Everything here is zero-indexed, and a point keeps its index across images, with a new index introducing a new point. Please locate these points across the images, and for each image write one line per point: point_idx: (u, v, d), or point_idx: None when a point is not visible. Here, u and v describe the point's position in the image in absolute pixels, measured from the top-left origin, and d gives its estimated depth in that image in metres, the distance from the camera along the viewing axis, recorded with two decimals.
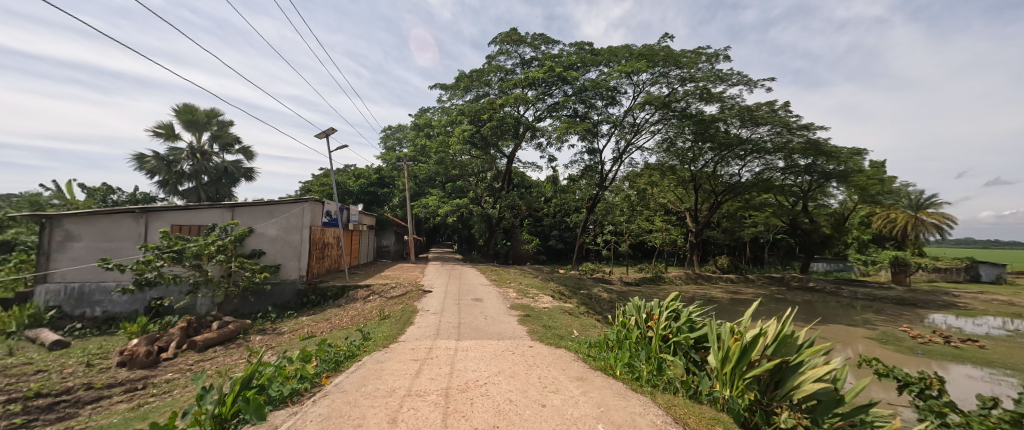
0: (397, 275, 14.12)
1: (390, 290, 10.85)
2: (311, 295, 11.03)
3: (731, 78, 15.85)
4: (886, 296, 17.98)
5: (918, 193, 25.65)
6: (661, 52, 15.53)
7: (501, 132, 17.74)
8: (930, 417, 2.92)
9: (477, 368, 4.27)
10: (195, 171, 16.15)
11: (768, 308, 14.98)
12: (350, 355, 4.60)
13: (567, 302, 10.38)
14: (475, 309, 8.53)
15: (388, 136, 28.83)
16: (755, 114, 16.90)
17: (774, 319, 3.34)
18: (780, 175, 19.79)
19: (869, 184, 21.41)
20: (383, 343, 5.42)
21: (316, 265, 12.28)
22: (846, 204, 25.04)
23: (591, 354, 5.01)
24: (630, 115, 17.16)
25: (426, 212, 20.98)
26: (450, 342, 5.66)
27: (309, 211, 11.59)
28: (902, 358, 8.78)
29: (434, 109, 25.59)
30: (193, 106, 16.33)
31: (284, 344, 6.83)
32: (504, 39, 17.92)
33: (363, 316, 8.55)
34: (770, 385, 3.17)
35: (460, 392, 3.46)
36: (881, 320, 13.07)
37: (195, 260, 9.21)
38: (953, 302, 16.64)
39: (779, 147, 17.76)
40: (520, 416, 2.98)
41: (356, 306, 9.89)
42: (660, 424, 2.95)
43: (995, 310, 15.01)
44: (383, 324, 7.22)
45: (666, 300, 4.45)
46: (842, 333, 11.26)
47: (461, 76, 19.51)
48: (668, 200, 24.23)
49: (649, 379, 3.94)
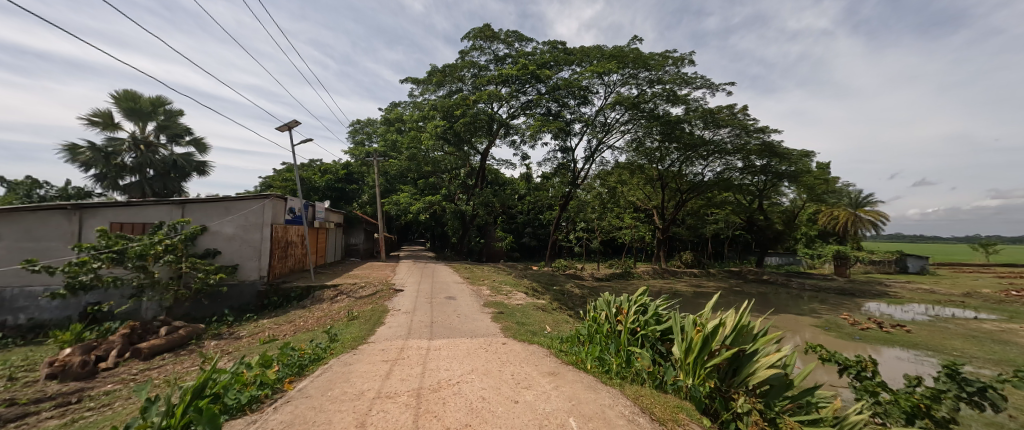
0: (367, 274, 13.72)
1: (359, 290, 10.53)
2: (274, 296, 10.45)
3: (695, 81, 16.59)
4: (830, 287, 19.60)
5: (857, 193, 28.12)
6: (631, 54, 15.94)
7: (474, 129, 17.60)
8: (865, 396, 3.21)
9: (450, 367, 4.21)
10: (139, 164, 14.84)
11: (728, 300, 15.90)
12: (315, 358, 4.41)
13: (540, 298, 10.53)
14: (448, 307, 8.44)
15: (357, 131, 27.83)
16: (717, 117, 17.79)
17: (733, 310, 3.53)
18: (739, 175, 20.95)
19: (816, 184, 23.24)
20: (352, 345, 5.25)
21: (279, 265, 11.65)
22: (796, 203, 27.01)
23: (562, 349, 5.11)
24: (602, 115, 17.52)
25: (398, 209, 20.48)
26: (422, 342, 5.56)
27: (270, 209, 10.98)
28: (843, 343, 9.61)
29: (405, 104, 24.99)
30: (136, 93, 14.98)
31: (243, 349, 6.45)
32: (478, 35, 17.75)
33: (330, 318, 8.23)
34: (729, 373, 3.35)
35: (432, 392, 3.41)
36: (825, 309, 14.23)
37: (139, 261, 8.38)
38: (885, 292, 18.43)
39: (738, 148, 18.82)
40: (493, 413, 2.98)
41: (322, 307, 9.51)
42: (628, 415, 3.05)
43: (919, 298, 16.78)
44: (351, 325, 6.99)
45: (635, 295, 4.60)
46: (792, 322, 12.14)
47: (434, 71, 19.16)
48: (637, 199, 25.08)
49: (618, 371, 4.06)
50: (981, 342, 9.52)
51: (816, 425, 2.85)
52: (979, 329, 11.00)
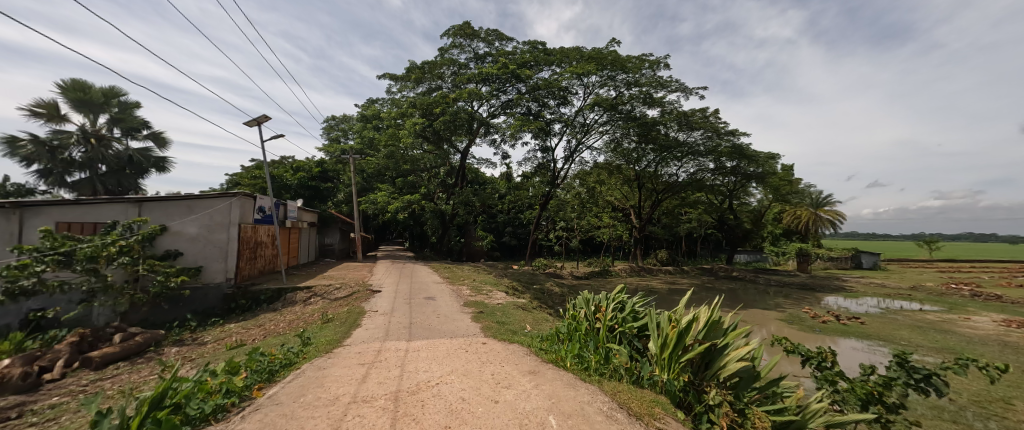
0: (342, 275, 13.34)
1: (333, 292, 10.21)
2: (241, 299, 9.94)
3: (670, 84, 17.12)
4: (793, 282, 20.73)
5: (818, 193, 29.90)
6: (610, 56, 16.24)
7: (454, 127, 17.44)
8: (825, 385, 3.37)
9: (429, 369, 4.14)
10: (89, 159, 13.78)
11: (700, 297, 16.51)
12: (286, 364, 4.23)
13: (521, 297, 10.58)
14: (427, 308, 8.31)
15: (332, 127, 26.94)
16: (691, 119, 18.43)
17: (705, 305, 3.65)
18: (711, 175, 21.74)
19: (780, 185, 24.53)
20: (326, 349, 5.08)
21: (247, 267, 11.12)
22: (763, 202, 28.37)
23: (542, 347, 5.13)
24: (581, 116, 17.76)
25: (375, 208, 20.01)
26: (400, 343, 5.44)
27: (237, 207, 10.45)
28: (805, 335, 10.18)
29: (382, 101, 24.47)
30: (85, 82, 13.91)
31: (207, 355, 6.12)
32: (457, 33, 17.57)
33: (302, 321, 7.93)
34: (701, 367, 3.46)
35: (410, 394, 3.34)
36: (788, 303, 15.03)
37: (90, 264, 7.76)
38: (842, 286, 19.68)
39: (710, 150, 19.56)
40: (473, 414, 2.95)
41: (294, 310, 9.15)
42: (606, 411, 3.10)
43: (871, 292, 18.03)
44: (326, 328, 6.76)
45: (613, 293, 4.68)
46: (759, 316, 12.74)
47: (412, 67, 18.84)
48: (615, 198, 25.57)
49: (596, 368, 4.12)
50: (926, 331, 10.32)
51: (781, 415, 2.99)
52: (923, 319, 11.94)
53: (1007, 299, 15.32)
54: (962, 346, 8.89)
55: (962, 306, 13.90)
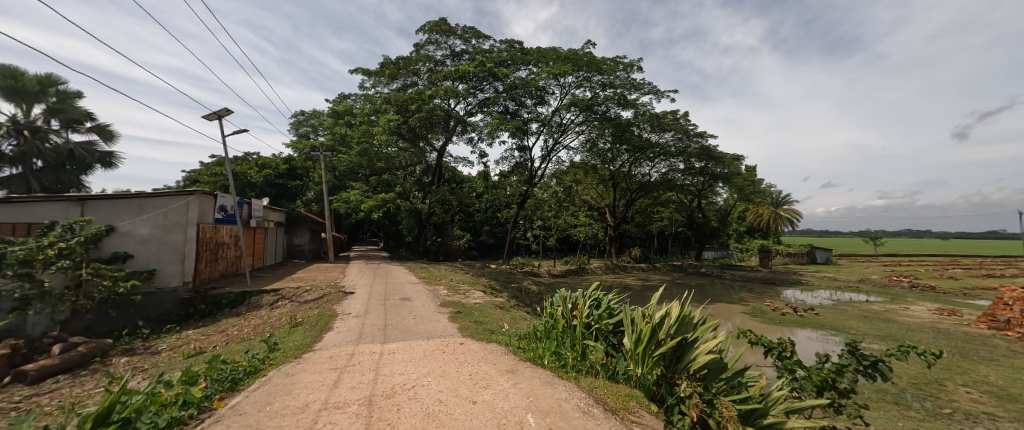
0: (313, 277, 12.83)
1: (302, 295, 9.80)
2: (200, 304, 9.31)
3: (643, 87, 17.61)
4: (756, 277, 21.90)
5: (778, 193, 31.79)
6: (585, 58, 16.52)
7: (430, 125, 17.19)
8: (785, 374, 3.55)
9: (405, 371, 4.05)
10: (22, 153, 12.52)
11: (671, 293, 17.12)
12: (251, 371, 4.01)
13: (498, 296, 10.58)
14: (402, 309, 8.14)
15: (300, 123, 25.83)
16: (663, 121, 19.09)
17: (676, 301, 3.75)
18: (681, 175, 22.55)
19: (744, 186, 25.86)
20: (294, 354, 4.86)
21: (207, 270, 10.46)
22: (729, 202, 29.77)
23: (520, 345, 5.14)
24: (557, 115, 17.96)
25: (348, 207, 19.37)
26: (375, 346, 5.29)
27: (195, 206, 9.81)
28: (767, 327, 10.78)
29: (355, 96, 23.76)
30: (16, 69, 12.61)
31: (162, 365, 5.70)
32: (433, 29, 17.28)
33: (268, 326, 7.55)
34: (673, 360, 3.56)
35: (385, 398, 3.25)
36: (752, 297, 15.86)
37: (25, 268, 6.96)
38: (799, 280, 21.00)
39: (680, 151, 20.31)
40: (451, 416, 2.91)
41: (260, 314, 8.71)
42: (584, 407, 3.14)
43: (824, 284, 19.36)
44: (294, 333, 6.46)
45: (589, 290, 4.74)
46: (726, 310, 13.36)
47: (386, 63, 18.40)
48: (591, 197, 26.02)
49: (574, 365, 4.17)
50: (871, 321, 11.19)
51: (746, 403, 3.12)
52: (869, 309, 12.95)
53: (940, 289, 16.89)
54: (902, 334, 9.70)
55: (902, 297, 15.19)
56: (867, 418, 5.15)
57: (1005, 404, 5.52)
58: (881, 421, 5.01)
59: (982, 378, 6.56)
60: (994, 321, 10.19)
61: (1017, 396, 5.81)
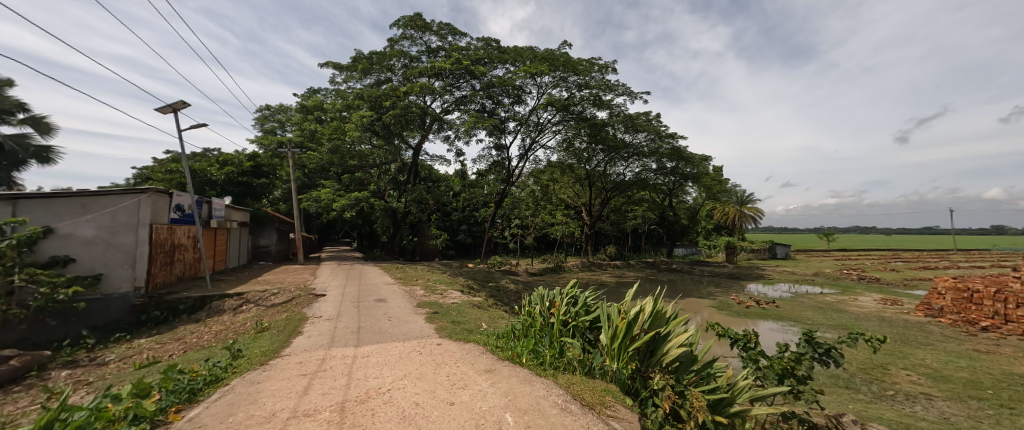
0: (280, 279, 12.25)
1: (269, 298, 9.35)
2: (154, 310, 8.69)
3: (618, 88, 18.00)
4: (723, 272, 22.98)
5: (742, 193, 33.52)
6: (561, 58, 16.67)
7: (405, 122, 16.82)
8: (749, 364, 3.70)
9: (379, 374, 3.94)
10: None
11: (644, 289, 17.68)
12: (211, 381, 3.76)
13: (476, 296, 10.53)
14: (378, 310, 7.95)
15: (266, 118, 24.59)
16: (636, 122, 19.70)
17: (650, 297, 3.84)
18: (654, 175, 23.20)
19: (711, 185, 27.16)
20: (260, 361, 4.61)
21: (162, 274, 9.76)
22: (697, 201, 31.06)
23: (498, 344, 5.13)
24: (535, 115, 18.07)
25: (319, 206, 18.64)
26: (348, 350, 5.12)
27: (148, 206, 9.13)
28: (733, 319, 11.35)
29: (326, 91, 22.96)
30: None
31: (110, 377, 5.27)
32: (408, 24, 16.91)
33: (232, 332, 7.15)
34: (646, 354, 3.66)
35: (358, 404, 3.14)
36: (719, 292, 16.63)
37: None
38: (761, 274, 22.20)
39: (653, 151, 20.96)
40: (427, 419, 2.84)
41: (222, 319, 8.23)
42: (561, 403, 3.15)
43: (783, 278, 20.57)
44: (260, 338, 6.15)
45: (566, 288, 4.78)
46: (695, 304, 13.93)
47: (359, 57, 17.85)
48: (568, 196, 26.37)
49: (551, 362, 4.20)
50: (825, 311, 12.00)
51: (714, 394, 3.24)
52: (823, 301, 13.89)
53: (884, 280, 18.36)
54: (852, 322, 10.45)
55: (852, 289, 16.40)
56: (822, 403, 5.50)
57: (939, 385, 6.06)
58: (834, 405, 5.37)
59: (920, 361, 7.16)
60: (929, 308, 11.16)
61: (949, 376, 6.39)
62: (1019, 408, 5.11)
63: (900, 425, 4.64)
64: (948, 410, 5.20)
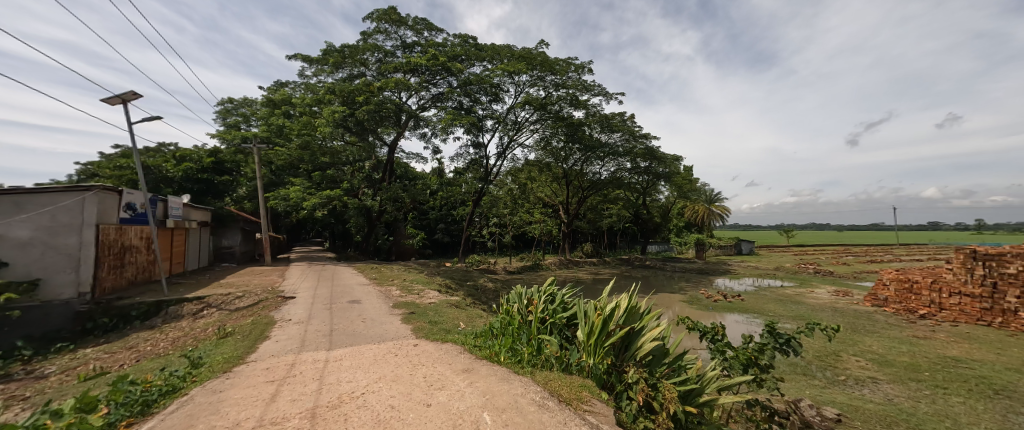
0: (246, 281, 11.65)
1: (233, 302, 8.88)
2: (101, 317, 7.84)
3: (594, 88, 18.31)
4: (693, 268, 23.95)
5: (711, 192, 35.09)
6: (539, 57, 16.73)
7: (380, 118, 16.43)
8: (717, 355, 3.86)
9: (353, 378, 3.81)
10: None
11: (619, 285, 18.16)
12: (168, 392, 3.52)
13: (454, 295, 10.44)
14: (351, 312, 7.72)
15: (228, 111, 23.28)
16: (612, 123, 20.23)
17: (625, 293, 3.92)
18: (629, 175, 23.76)
19: (682, 184, 28.40)
20: (223, 368, 4.36)
21: (111, 278, 9.05)
22: (669, 199, 32.18)
23: (476, 344, 5.10)
24: (512, 113, 18.09)
25: (287, 204, 17.85)
26: (319, 354, 4.93)
27: (94, 205, 8.45)
28: (702, 313, 11.86)
29: (296, 85, 22.04)
30: None
31: (50, 391, 4.82)
32: (382, 17, 16.45)
33: (191, 338, 6.72)
34: (622, 349, 3.74)
35: (330, 409, 3.04)
36: (689, 287, 17.32)
37: None
38: (728, 269, 23.30)
39: (628, 151, 21.50)
40: (402, 422, 2.78)
41: (180, 325, 7.72)
42: (539, 401, 3.17)
43: (748, 273, 21.68)
44: (223, 344, 5.82)
45: (544, 285, 4.80)
46: (667, 299, 14.44)
47: (330, 50, 17.22)
48: (545, 195, 26.63)
49: (529, 360, 4.23)
50: (786, 303, 12.77)
51: (684, 385, 3.36)
52: (783, 293, 14.76)
53: (837, 273, 19.75)
54: (809, 313, 11.16)
55: (809, 281, 17.54)
56: (782, 389, 5.83)
57: (883, 368, 6.59)
58: (793, 390, 5.71)
59: (868, 348, 7.74)
60: (876, 298, 12.11)
61: (893, 361, 6.94)
62: (952, 388, 5.62)
63: (850, 407, 4.99)
64: (891, 391, 5.65)
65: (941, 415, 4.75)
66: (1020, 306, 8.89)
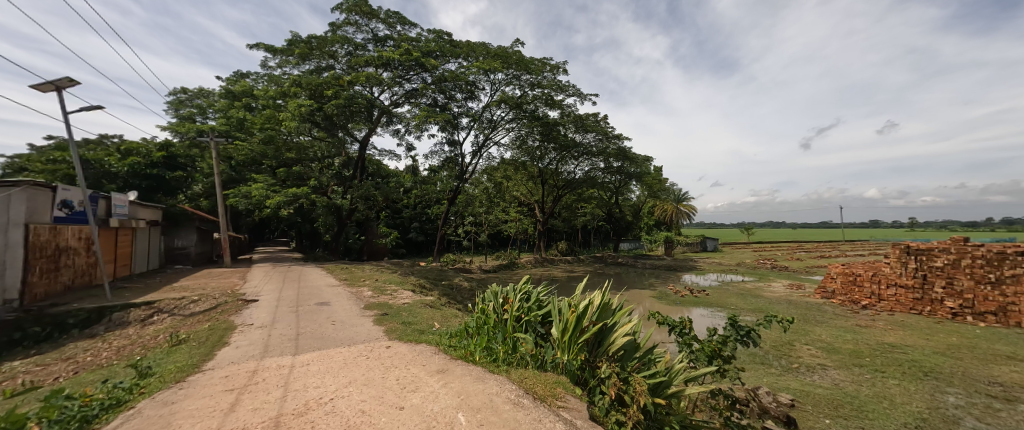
0: (203, 284, 10.91)
1: (188, 307, 8.30)
2: (33, 326, 7.05)
3: (569, 88, 18.54)
4: (662, 264, 24.88)
5: (679, 191, 36.51)
6: (514, 56, 16.73)
7: (350, 114, 15.87)
8: (684, 348, 4.03)
9: (321, 384, 3.66)
10: None
11: (592, 282, 18.57)
12: (111, 405, 3.23)
13: (428, 295, 10.27)
14: (320, 314, 7.41)
15: (182, 102, 21.73)
16: (586, 123, 20.57)
17: (597, 290, 4.01)
18: (602, 174, 24.27)
19: (653, 184, 29.37)
20: (175, 378, 4.06)
21: (44, 282, 8.21)
22: (640, 198, 33.19)
23: (451, 344, 5.03)
24: (488, 112, 18.03)
25: (249, 202, 16.89)
26: (283, 359, 4.70)
27: (20, 202, 7.64)
28: (670, 308, 12.33)
29: (258, 76, 20.90)
30: None
31: None
32: (352, 9, 15.88)
33: (139, 346, 6.23)
34: (595, 344, 3.82)
35: (296, 417, 2.90)
36: (659, 283, 17.97)
37: None
38: (694, 265, 24.38)
39: (601, 150, 21.95)
40: (374, 426, 2.70)
41: (126, 333, 7.12)
42: (514, 399, 3.17)
43: (713, 268, 22.77)
44: (176, 352, 5.43)
45: (519, 284, 4.82)
46: (638, 295, 14.91)
47: (296, 40, 16.43)
48: (520, 193, 26.73)
49: (504, 358, 4.23)
50: (746, 297, 13.53)
51: (653, 377, 3.48)
52: (744, 287, 15.62)
53: (792, 268, 21.12)
54: (767, 306, 11.87)
55: (767, 276, 18.65)
56: (743, 378, 6.18)
57: (830, 355, 7.13)
58: (753, 379, 6.06)
59: (818, 337, 8.33)
60: (825, 291, 13.07)
61: (840, 348, 7.53)
62: (889, 371, 6.16)
63: (801, 393, 5.35)
64: (838, 376, 6.12)
65: (881, 396, 5.20)
66: (945, 296, 9.87)
